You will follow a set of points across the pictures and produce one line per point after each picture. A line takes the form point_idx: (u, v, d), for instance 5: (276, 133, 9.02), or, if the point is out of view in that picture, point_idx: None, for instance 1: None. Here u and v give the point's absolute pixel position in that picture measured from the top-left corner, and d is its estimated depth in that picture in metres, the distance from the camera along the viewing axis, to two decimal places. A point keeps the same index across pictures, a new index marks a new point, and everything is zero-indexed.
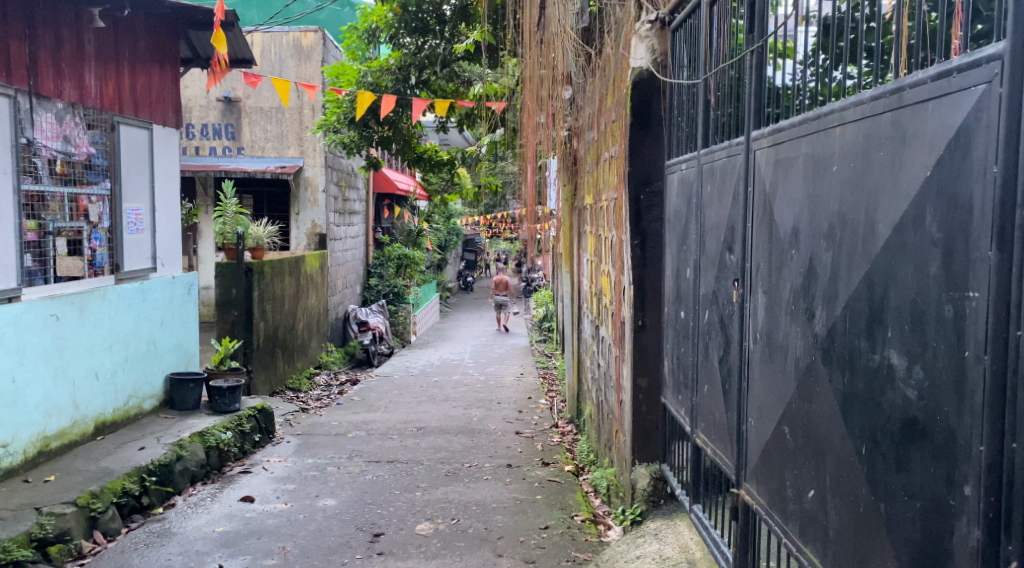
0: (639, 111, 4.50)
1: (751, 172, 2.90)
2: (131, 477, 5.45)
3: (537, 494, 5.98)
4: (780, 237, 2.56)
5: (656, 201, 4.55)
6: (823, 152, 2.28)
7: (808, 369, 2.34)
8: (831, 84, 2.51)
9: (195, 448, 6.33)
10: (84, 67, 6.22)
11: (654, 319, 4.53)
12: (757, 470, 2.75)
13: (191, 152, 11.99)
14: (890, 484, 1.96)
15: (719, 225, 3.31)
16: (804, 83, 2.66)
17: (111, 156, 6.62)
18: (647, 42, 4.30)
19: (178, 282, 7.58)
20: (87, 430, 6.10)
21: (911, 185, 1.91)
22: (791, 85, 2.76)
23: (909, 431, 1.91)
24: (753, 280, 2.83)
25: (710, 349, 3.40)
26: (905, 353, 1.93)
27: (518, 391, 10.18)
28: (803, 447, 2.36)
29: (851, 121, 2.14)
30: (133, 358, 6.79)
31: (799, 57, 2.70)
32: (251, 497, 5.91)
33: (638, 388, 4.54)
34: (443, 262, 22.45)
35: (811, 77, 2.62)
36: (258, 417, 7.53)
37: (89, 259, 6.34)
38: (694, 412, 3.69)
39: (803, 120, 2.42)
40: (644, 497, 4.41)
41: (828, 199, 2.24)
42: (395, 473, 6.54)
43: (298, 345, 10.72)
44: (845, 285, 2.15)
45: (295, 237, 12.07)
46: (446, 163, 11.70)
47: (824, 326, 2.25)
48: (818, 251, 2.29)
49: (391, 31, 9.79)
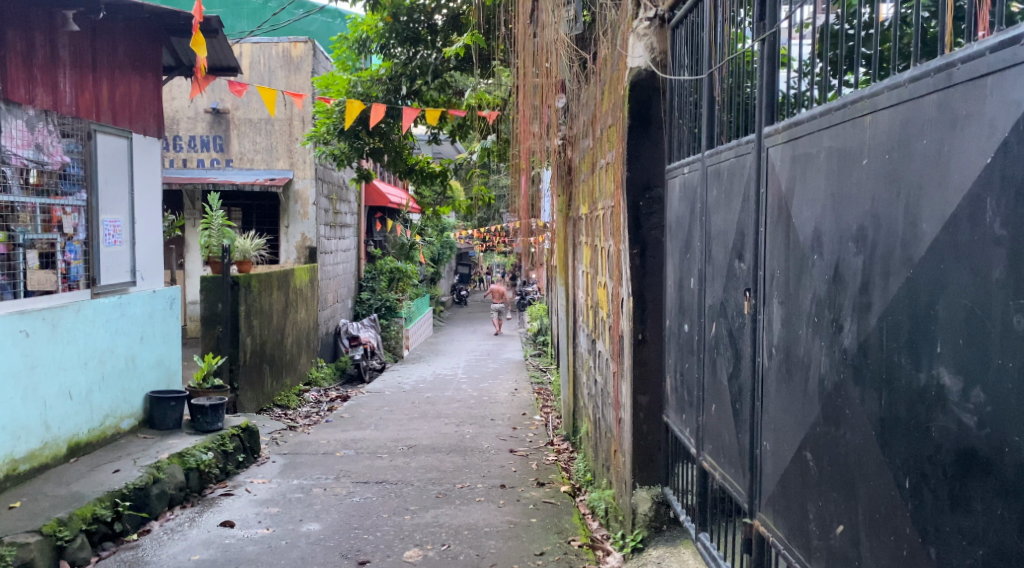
0: (638, 113, 4.23)
1: (764, 170, 2.65)
2: (102, 503, 5.16)
3: (533, 517, 5.71)
4: (799, 242, 2.31)
5: (657, 207, 4.28)
6: (851, 144, 2.02)
7: (836, 390, 2.08)
8: (828, 92, 2.35)
9: (174, 470, 6.04)
10: (58, 72, 5.95)
11: (655, 333, 4.27)
12: (774, 500, 2.49)
13: (178, 164, 11.71)
14: (942, 526, 1.71)
15: (727, 231, 3.06)
16: (804, 91, 2.48)
17: (87, 165, 6.34)
18: (646, 40, 4.10)
19: (159, 296, 7.30)
20: (59, 452, 5.82)
21: (966, 176, 1.67)
22: (790, 92, 2.58)
23: (968, 463, 1.66)
24: (767, 290, 2.58)
25: (719, 365, 3.14)
26: (960, 371, 1.68)
27: (513, 407, 9.90)
28: (830, 477, 2.10)
29: (884, 107, 1.89)
30: (110, 376, 6.51)
31: (795, 68, 2.57)
32: (231, 522, 5.64)
33: (639, 405, 4.28)
34: (435, 276, 22.17)
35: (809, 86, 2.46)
36: (242, 437, 7.26)
37: (63, 272, 6.05)
38: (699, 433, 3.45)
39: (825, 110, 2.17)
40: (644, 522, 4.13)
41: (858, 196, 1.98)
42: (384, 496, 6.26)
43: (287, 360, 10.44)
44: (880, 293, 1.90)
45: (285, 250, 11.80)
46: (438, 175, 11.45)
47: (854, 341, 2.00)
48: (846, 254, 2.04)
49: (381, 41, 9.54)
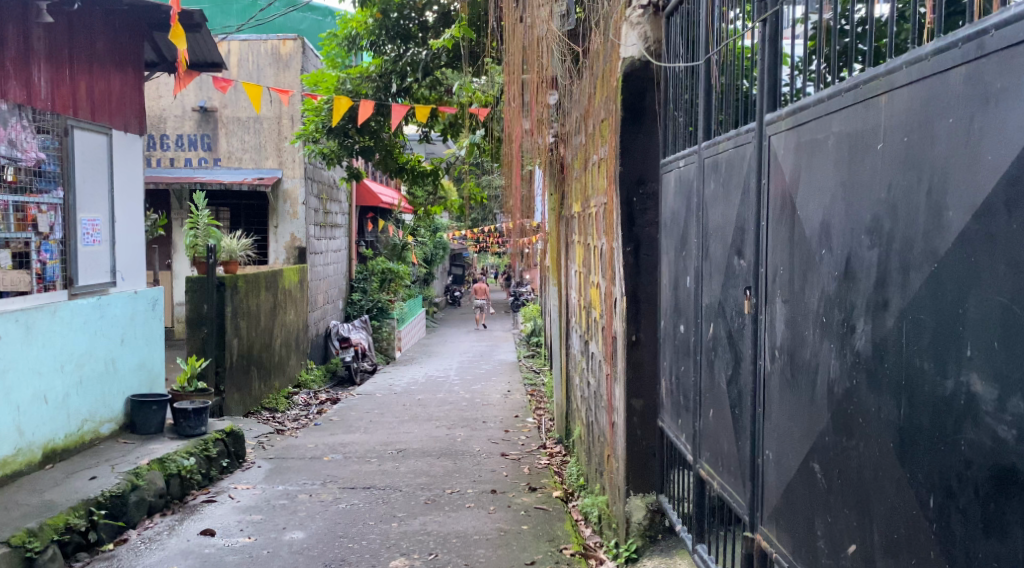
0: (630, 105, 4.06)
1: (766, 159, 2.47)
2: (76, 512, 4.97)
3: (524, 524, 5.54)
4: (805, 236, 2.13)
5: (651, 203, 4.11)
6: (863, 127, 1.85)
7: (847, 397, 1.90)
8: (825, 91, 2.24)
9: (154, 476, 5.84)
10: (32, 66, 5.74)
11: (649, 334, 4.09)
12: (778, 514, 2.33)
13: (164, 163, 11.49)
14: (974, 552, 1.55)
15: (725, 226, 2.89)
16: (801, 89, 2.36)
17: (64, 163, 6.14)
18: (639, 29, 3.94)
19: (141, 297, 7.11)
20: (34, 459, 5.62)
21: (1001, 158, 1.49)
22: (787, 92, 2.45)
23: (1004, 483, 1.49)
24: (769, 289, 2.41)
25: (716, 368, 2.97)
26: (995, 378, 1.51)
27: (504, 410, 9.71)
28: (841, 493, 1.93)
29: (901, 84, 1.72)
30: (88, 380, 6.31)
31: (796, 62, 2.41)
32: (212, 530, 5.45)
33: (632, 410, 4.11)
34: (428, 277, 21.91)
35: (806, 85, 2.34)
36: (226, 441, 7.07)
37: (38, 273, 5.84)
38: (695, 439, 3.29)
39: (833, 91, 2.00)
40: (639, 532, 3.97)
41: (872, 184, 1.81)
42: (372, 502, 6.07)
43: (276, 362, 10.25)
44: (899, 288, 1.72)
45: (273, 250, 11.60)
46: (430, 173, 11.25)
47: (868, 343, 1.82)
48: (858, 247, 1.86)
49: (371, 38, 9.38)
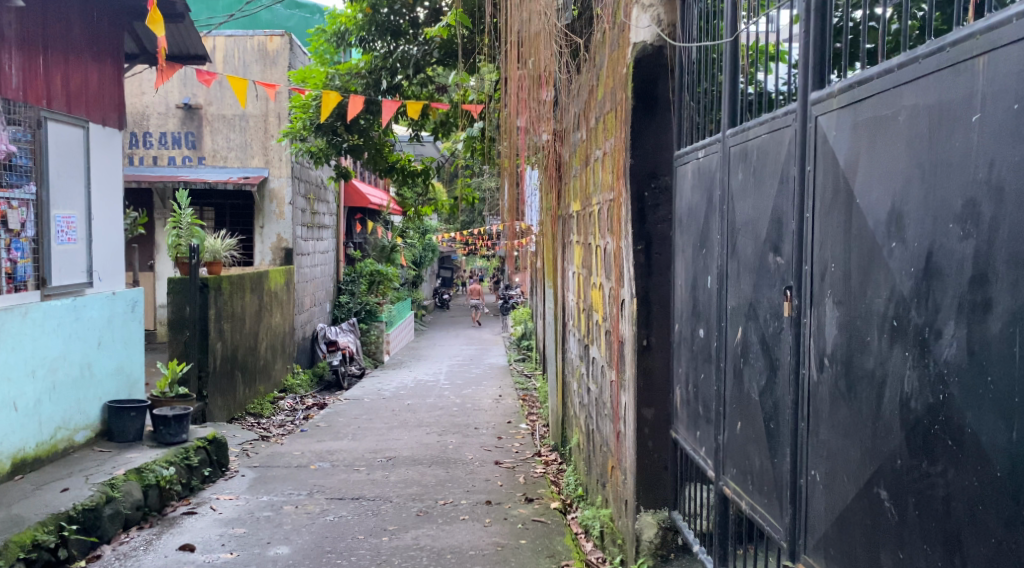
0: (642, 95, 3.76)
1: (809, 142, 2.20)
2: (45, 527, 4.65)
3: (522, 538, 5.25)
4: (865, 225, 1.88)
5: (663, 199, 3.81)
6: (953, 97, 1.64)
7: (930, 415, 1.69)
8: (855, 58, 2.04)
9: (131, 487, 5.51)
10: (4, 52, 5.41)
11: (661, 338, 3.81)
12: (828, 544, 2.06)
13: (147, 162, 11.12)
14: None
15: (756, 219, 2.61)
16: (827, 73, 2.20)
17: (36, 157, 5.80)
18: (652, 11, 3.68)
19: (119, 298, 6.79)
20: (3, 469, 5.31)
21: None
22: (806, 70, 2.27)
23: None
24: (815, 289, 2.13)
25: (744, 376, 2.69)
26: None
27: (496, 415, 9.40)
28: (921, 523, 1.70)
29: (1009, 43, 1.53)
30: (62, 386, 5.98)
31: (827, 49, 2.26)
32: (192, 545, 5.13)
33: (643, 420, 3.79)
34: (417, 279, 21.57)
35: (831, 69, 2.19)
36: (209, 449, 6.75)
37: (8, 272, 5.50)
38: (717, 453, 3.00)
39: (906, 59, 1.76)
40: (650, 551, 3.69)
41: (965, 162, 1.61)
42: (360, 514, 5.76)
43: (261, 366, 9.92)
44: (1009, 288, 1.53)
45: (259, 251, 11.29)
46: (421, 173, 10.67)
47: (960, 350, 1.62)
48: (944, 238, 1.66)
49: (361, 34, 9.07)
